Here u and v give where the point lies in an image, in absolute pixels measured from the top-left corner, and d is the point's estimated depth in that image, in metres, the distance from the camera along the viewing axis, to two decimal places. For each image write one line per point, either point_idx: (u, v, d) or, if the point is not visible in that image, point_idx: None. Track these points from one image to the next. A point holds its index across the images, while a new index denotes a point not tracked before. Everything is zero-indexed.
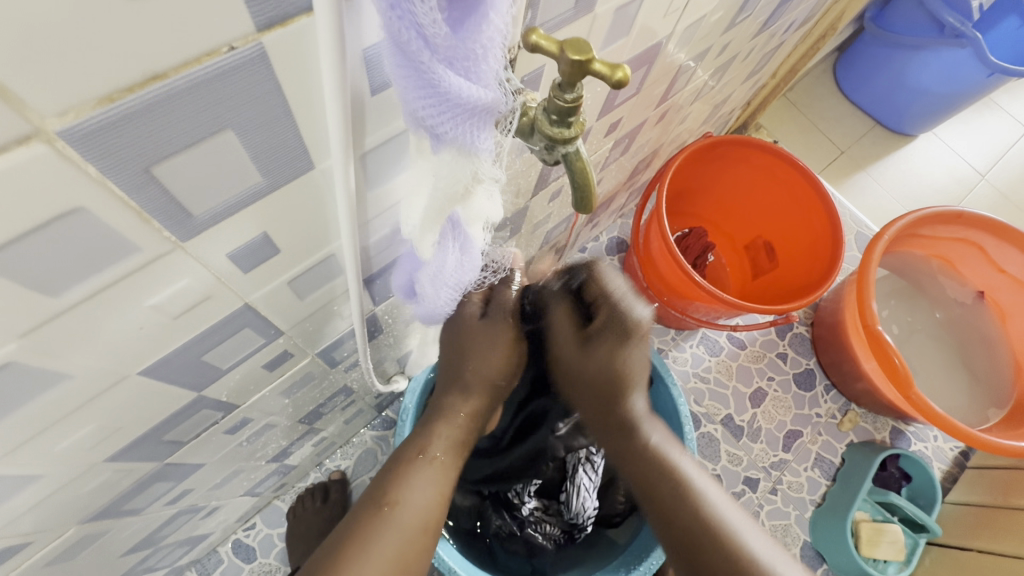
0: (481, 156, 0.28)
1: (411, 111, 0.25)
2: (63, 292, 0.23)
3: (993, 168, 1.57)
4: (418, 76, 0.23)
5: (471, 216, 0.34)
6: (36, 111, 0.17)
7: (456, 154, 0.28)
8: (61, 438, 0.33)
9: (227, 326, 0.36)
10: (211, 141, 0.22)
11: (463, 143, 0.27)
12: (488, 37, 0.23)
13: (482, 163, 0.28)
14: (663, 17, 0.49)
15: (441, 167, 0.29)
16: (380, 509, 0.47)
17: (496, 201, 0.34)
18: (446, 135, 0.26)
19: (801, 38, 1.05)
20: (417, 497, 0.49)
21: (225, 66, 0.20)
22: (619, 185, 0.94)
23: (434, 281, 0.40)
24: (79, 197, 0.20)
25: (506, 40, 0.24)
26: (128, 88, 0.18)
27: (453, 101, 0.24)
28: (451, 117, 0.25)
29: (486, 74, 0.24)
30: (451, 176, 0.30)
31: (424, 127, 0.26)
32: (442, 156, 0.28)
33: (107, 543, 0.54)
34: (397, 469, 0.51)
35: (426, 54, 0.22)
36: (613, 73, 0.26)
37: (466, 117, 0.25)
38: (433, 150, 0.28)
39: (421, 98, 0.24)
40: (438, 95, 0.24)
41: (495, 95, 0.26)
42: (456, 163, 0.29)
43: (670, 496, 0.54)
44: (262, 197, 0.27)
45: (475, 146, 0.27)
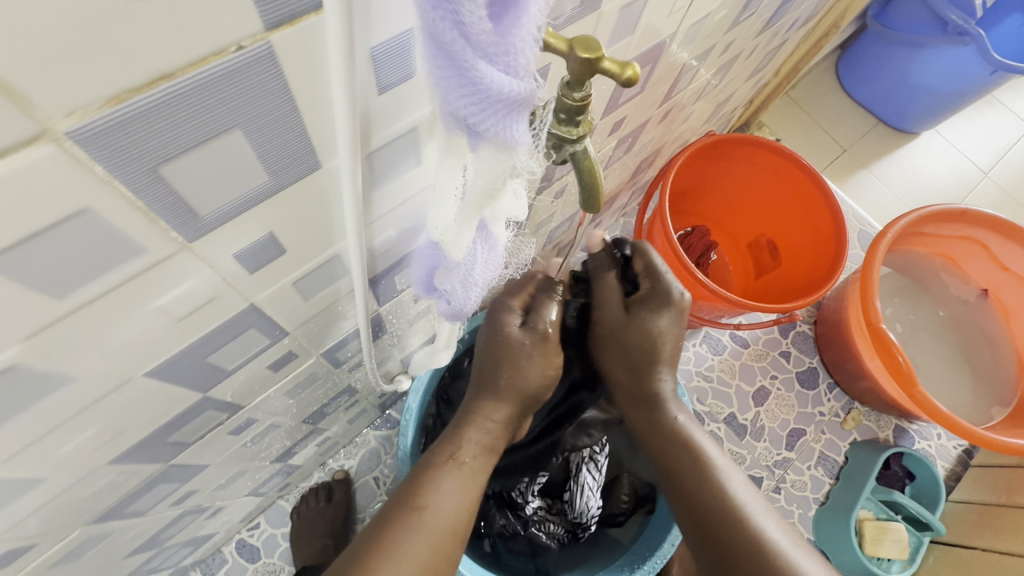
0: (519, 150, 0.26)
1: (450, 109, 0.25)
2: (70, 293, 0.23)
3: (996, 166, 1.56)
4: (457, 73, 0.23)
5: (497, 217, 0.34)
6: (42, 111, 0.17)
7: (495, 152, 0.27)
8: (67, 439, 0.33)
9: (232, 327, 0.35)
10: (218, 141, 0.22)
11: (502, 141, 0.26)
12: (530, 30, 0.23)
13: (520, 158, 0.27)
14: (667, 15, 0.49)
15: (479, 166, 0.28)
16: (410, 512, 0.47)
17: (521, 199, 0.34)
18: (485, 133, 0.26)
19: (804, 37, 1.05)
20: (447, 503, 0.49)
21: (233, 66, 0.20)
22: (622, 184, 0.94)
23: (460, 281, 0.40)
24: (85, 198, 0.20)
25: (545, 33, 0.24)
26: (135, 88, 0.18)
27: (494, 97, 0.24)
28: (492, 114, 0.25)
29: (528, 69, 0.24)
30: (490, 175, 0.28)
31: (462, 124, 0.26)
32: (481, 154, 0.27)
33: (112, 544, 0.54)
34: (426, 473, 0.50)
35: (467, 50, 0.22)
36: (623, 71, 0.25)
37: (507, 113, 0.25)
38: (471, 148, 0.28)
39: (461, 95, 0.24)
40: (478, 91, 0.24)
41: (536, 90, 0.25)
42: (495, 161, 0.27)
43: (694, 476, 0.54)
44: (268, 197, 0.27)
45: (513, 141, 0.26)
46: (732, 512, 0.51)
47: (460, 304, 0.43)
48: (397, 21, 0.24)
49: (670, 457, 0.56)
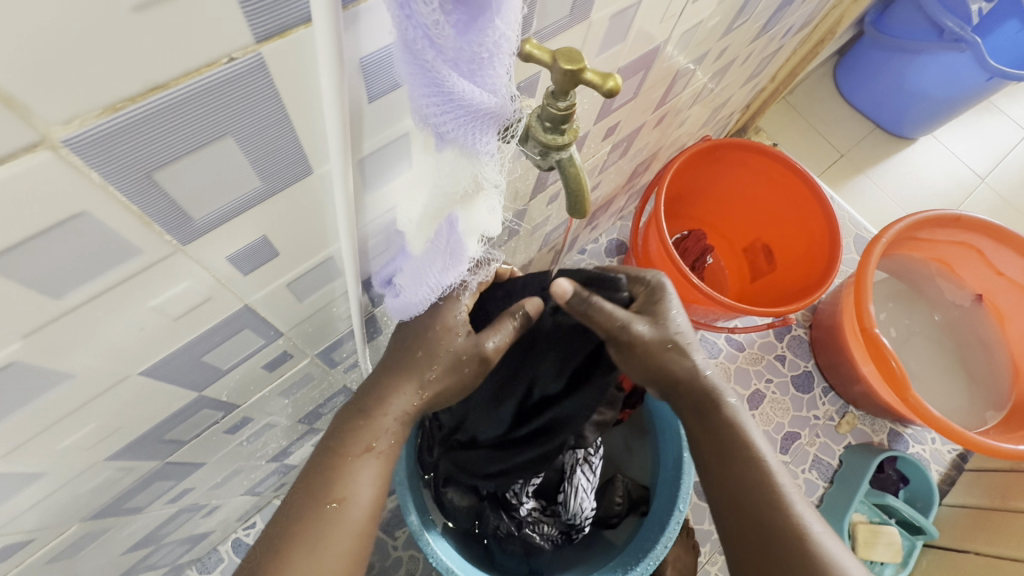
0: (484, 160, 0.28)
1: (417, 110, 0.26)
2: (66, 293, 0.24)
3: (993, 172, 1.57)
4: (423, 75, 0.24)
5: (467, 224, 0.35)
6: (41, 120, 0.17)
7: (458, 154, 0.28)
8: (63, 437, 0.34)
9: (227, 327, 0.36)
10: (211, 148, 0.23)
11: (464, 145, 0.27)
12: (498, 43, 0.24)
13: (483, 166, 0.29)
14: (659, 23, 0.49)
15: (443, 167, 0.30)
16: (324, 511, 0.43)
17: (496, 214, 0.35)
18: (448, 136, 0.27)
19: (800, 42, 1.05)
20: (366, 494, 0.45)
21: (225, 76, 0.20)
22: (618, 188, 0.94)
23: (415, 278, 0.40)
24: (83, 201, 0.21)
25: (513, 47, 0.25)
26: (130, 98, 0.19)
27: (459, 102, 0.25)
28: (454, 118, 0.26)
29: (492, 80, 0.25)
30: (451, 177, 0.30)
31: (428, 126, 0.27)
32: (446, 155, 0.29)
33: (108, 541, 0.55)
34: (337, 463, 0.45)
35: (432, 54, 0.23)
36: (604, 82, 0.26)
37: (470, 120, 0.26)
38: (436, 149, 0.29)
39: (425, 96, 0.25)
40: (443, 94, 0.25)
41: (498, 98, 0.26)
42: (459, 165, 0.29)
43: (726, 470, 0.50)
44: (261, 201, 0.28)
45: (476, 149, 0.28)
46: (781, 501, 0.47)
47: (409, 300, 0.43)
48: (386, 31, 0.25)
49: (713, 460, 0.51)
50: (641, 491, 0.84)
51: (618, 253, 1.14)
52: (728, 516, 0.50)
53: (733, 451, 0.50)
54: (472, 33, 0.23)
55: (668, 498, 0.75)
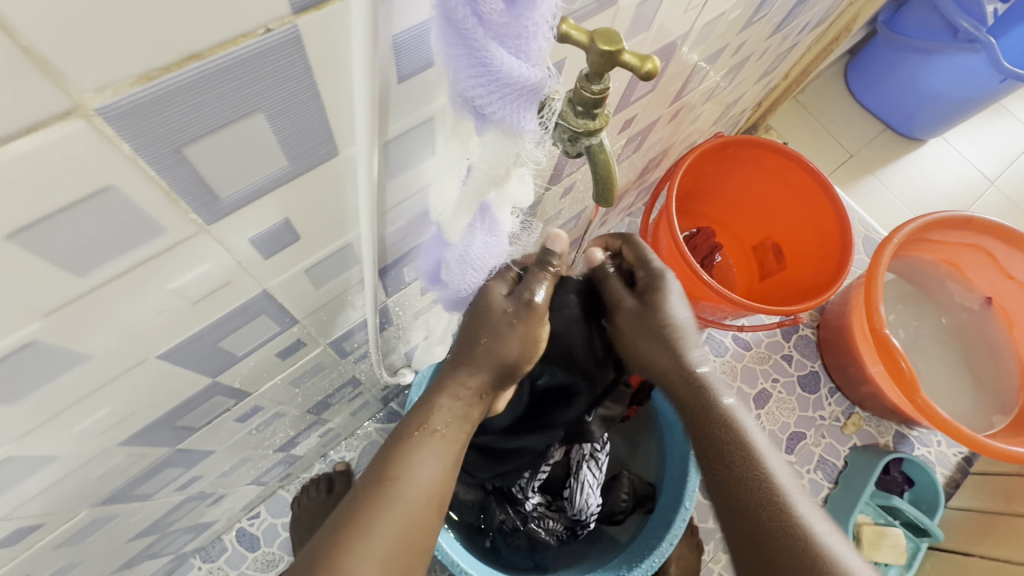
0: (524, 138, 0.27)
1: (459, 92, 0.25)
2: (91, 271, 0.23)
3: (1002, 175, 1.56)
4: (468, 54, 0.23)
5: (501, 201, 0.35)
6: (75, 86, 0.17)
7: (500, 136, 0.27)
8: (78, 420, 0.33)
9: (244, 313, 0.36)
10: (240, 124, 0.22)
11: (508, 125, 0.26)
12: (544, 15, 0.23)
13: (525, 144, 0.27)
14: (682, 14, 0.49)
15: (484, 150, 0.29)
16: (380, 487, 0.43)
17: (527, 184, 0.35)
18: (492, 116, 0.26)
19: (814, 40, 1.04)
20: (422, 475, 0.44)
21: (261, 48, 0.20)
22: (629, 183, 0.94)
23: (461, 261, 0.40)
24: (111, 175, 0.20)
25: (554, 19, 0.24)
26: (165, 67, 0.18)
27: (503, 80, 0.24)
28: (499, 98, 0.25)
29: (536, 54, 0.24)
30: (495, 159, 0.29)
31: (469, 108, 0.26)
32: (488, 139, 0.28)
33: (116, 528, 0.54)
34: (396, 444, 0.46)
35: (480, 31, 0.22)
36: (642, 64, 0.25)
37: (515, 98, 0.25)
38: (476, 132, 0.28)
39: (471, 77, 0.24)
40: (489, 74, 0.24)
41: (541, 75, 0.25)
42: (501, 146, 0.28)
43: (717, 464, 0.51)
44: (285, 183, 0.27)
45: (519, 126, 0.26)
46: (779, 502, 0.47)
47: (459, 285, 0.43)
48: (420, 8, 0.25)
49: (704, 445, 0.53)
50: (647, 488, 0.84)
51: None
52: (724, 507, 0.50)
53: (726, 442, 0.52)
54: (518, 7, 0.22)
55: (674, 495, 0.75)
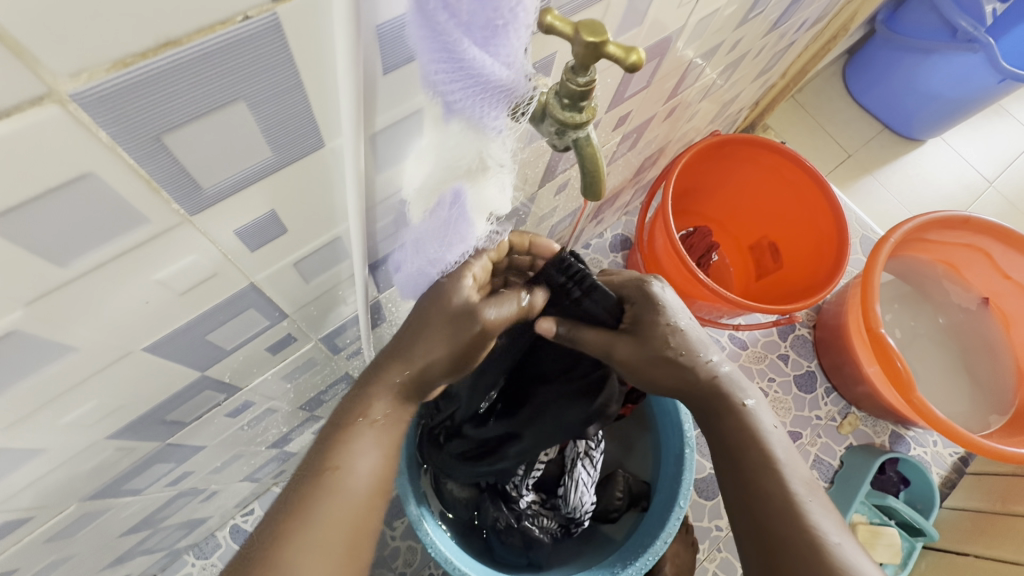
0: (491, 134, 0.29)
1: (426, 76, 0.25)
2: (71, 260, 0.23)
3: (1001, 176, 1.56)
4: (435, 39, 0.23)
5: (474, 199, 0.35)
6: (48, 71, 0.17)
7: (464, 127, 0.29)
8: (63, 413, 0.33)
9: (231, 306, 0.36)
10: (222, 113, 0.22)
11: (470, 116, 0.27)
12: (514, 12, 0.23)
13: (486, 139, 0.29)
14: (675, 9, 0.49)
15: (449, 137, 0.30)
16: (321, 480, 0.41)
17: (506, 192, 0.36)
18: (458, 106, 0.27)
19: (812, 38, 1.04)
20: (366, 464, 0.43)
21: (240, 35, 0.20)
22: (625, 181, 0.94)
23: (419, 250, 0.40)
24: (90, 162, 0.20)
25: (531, 13, 0.24)
26: (140, 54, 0.18)
27: (469, 71, 0.25)
28: (463, 87, 0.26)
29: (507, 49, 0.24)
30: (456, 150, 0.31)
31: (438, 93, 0.26)
32: (452, 128, 0.29)
33: (107, 523, 0.54)
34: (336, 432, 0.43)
35: (447, 19, 0.22)
36: (627, 56, 0.25)
37: (478, 90, 0.26)
38: (443, 120, 0.29)
39: (436, 63, 0.24)
40: (454, 62, 0.24)
41: (509, 71, 0.25)
42: (466, 140, 0.30)
43: (732, 463, 0.51)
44: (270, 174, 0.27)
45: (480, 119, 0.28)
46: (793, 505, 0.47)
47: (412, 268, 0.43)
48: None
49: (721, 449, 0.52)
50: (642, 486, 0.84)
51: (623, 249, 1.14)
52: (736, 509, 0.50)
53: (742, 441, 0.51)
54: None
55: (668, 496, 0.75)
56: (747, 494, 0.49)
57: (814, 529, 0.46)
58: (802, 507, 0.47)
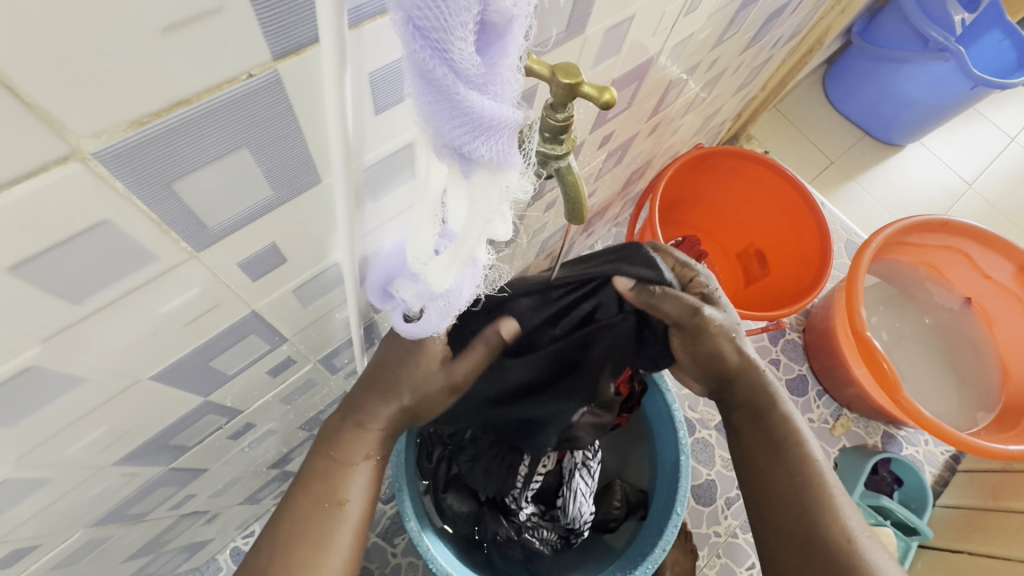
0: (513, 173, 0.27)
1: (443, 139, 0.25)
2: (86, 298, 0.25)
3: (980, 178, 1.60)
4: (445, 101, 0.23)
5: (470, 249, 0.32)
6: (72, 133, 0.18)
7: (488, 175, 0.27)
8: (71, 442, 0.34)
9: (233, 333, 0.37)
10: (228, 159, 0.24)
11: (495, 163, 0.26)
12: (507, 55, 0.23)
13: (511, 178, 0.27)
14: (652, 35, 0.51)
15: (474, 192, 0.28)
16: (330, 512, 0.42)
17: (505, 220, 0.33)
18: (479, 160, 0.26)
19: (789, 52, 1.08)
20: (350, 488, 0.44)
21: (244, 91, 0.22)
22: (612, 196, 0.96)
23: (441, 310, 0.40)
24: (107, 210, 0.22)
25: (518, 58, 0.24)
26: (155, 113, 0.20)
27: (483, 120, 0.24)
28: (483, 138, 0.25)
29: (504, 91, 0.24)
30: (486, 201, 0.28)
31: (455, 153, 0.26)
32: (475, 179, 0.27)
33: (110, 548, 0.55)
34: (326, 466, 0.44)
35: (452, 78, 0.22)
36: (601, 95, 0.27)
37: (497, 136, 0.25)
38: (465, 175, 0.27)
39: (451, 122, 0.24)
40: (468, 117, 0.24)
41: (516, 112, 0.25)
42: (490, 183, 0.27)
43: (767, 464, 0.50)
44: (270, 211, 0.29)
45: (504, 163, 0.26)
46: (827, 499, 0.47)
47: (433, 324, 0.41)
48: (393, 48, 0.27)
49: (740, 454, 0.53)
50: (639, 495, 0.85)
51: None
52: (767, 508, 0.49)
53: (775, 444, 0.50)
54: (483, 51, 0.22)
55: (665, 505, 0.76)
56: (756, 497, 0.51)
57: (846, 522, 0.46)
58: (838, 505, 0.47)
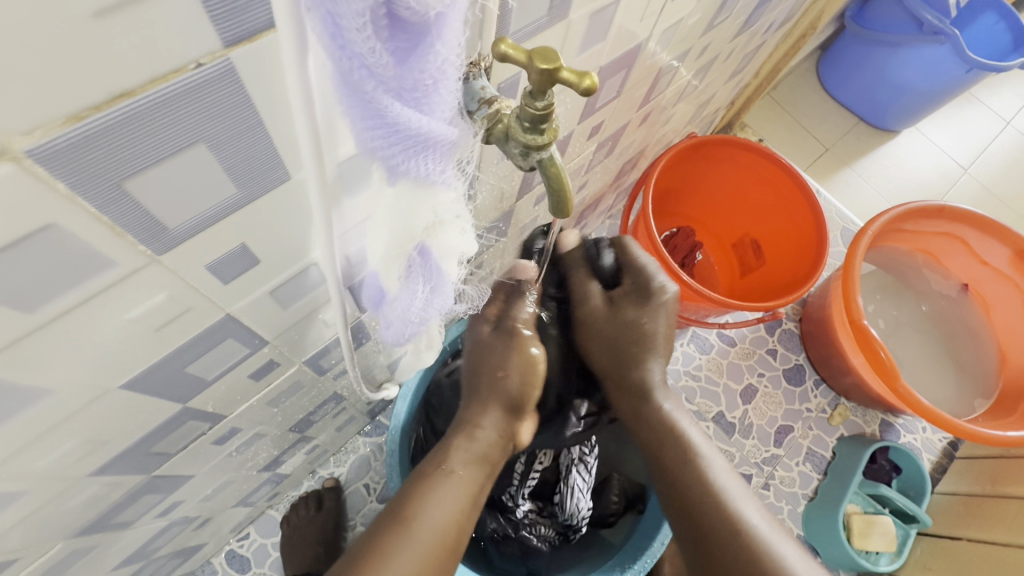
0: (438, 188, 0.29)
1: (363, 142, 0.25)
2: (40, 306, 0.23)
3: (976, 162, 1.59)
4: (367, 110, 0.23)
5: (439, 249, 0.34)
6: (2, 130, 0.17)
7: (411, 185, 0.28)
8: (43, 454, 0.33)
9: (209, 338, 0.36)
10: (184, 155, 0.22)
11: (416, 174, 0.27)
12: (438, 71, 0.24)
13: (437, 192, 0.29)
14: (640, 20, 0.49)
15: (399, 194, 0.29)
16: (399, 524, 0.47)
17: (467, 236, 0.35)
18: (401, 168, 0.27)
19: (782, 38, 1.06)
20: (435, 512, 0.49)
21: (194, 82, 0.20)
22: (605, 187, 0.94)
23: (402, 317, 0.38)
24: (52, 212, 0.20)
25: (453, 74, 0.25)
26: (95, 106, 0.18)
27: (407, 135, 0.25)
28: (403, 149, 0.26)
29: (434, 107, 0.25)
30: (411, 208, 0.30)
31: (376, 156, 0.26)
32: (400, 186, 0.28)
33: (98, 557, 0.54)
34: (418, 485, 0.51)
35: (375, 88, 0.22)
36: (581, 81, 0.26)
37: (418, 148, 0.26)
38: (388, 179, 0.28)
39: (372, 129, 0.24)
40: (389, 127, 0.24)
41: (443, 128, 0.26)
42: (414, 194, 0.29)
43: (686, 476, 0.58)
44: (236, 210, 0.27)
45: (428, 177, 0.28)
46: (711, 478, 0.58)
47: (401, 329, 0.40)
48: None
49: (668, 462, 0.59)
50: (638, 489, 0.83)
51: None
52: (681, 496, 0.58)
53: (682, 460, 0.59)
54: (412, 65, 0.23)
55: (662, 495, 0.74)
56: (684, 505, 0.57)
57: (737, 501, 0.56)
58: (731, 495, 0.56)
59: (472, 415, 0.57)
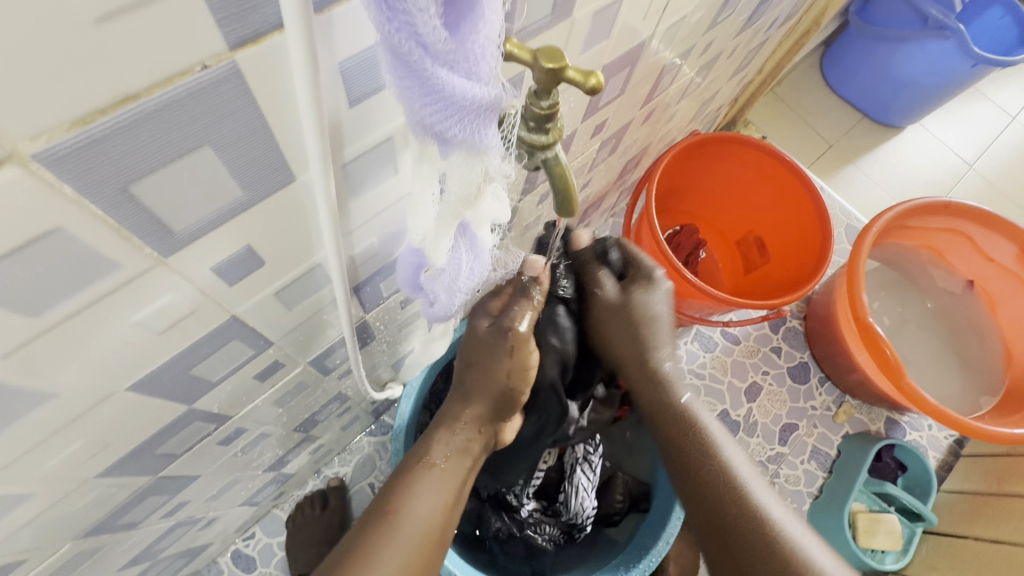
0: (493, 157, 0.27)
1: (417, 119, 0.24)
2: (46, 310, 0.23)
3: (981, 158, 1.58)
4: (419, 83, 0.23)
5: (480, 220, 0.34)
6: (8, 135, 0.17)
7: (466, 156, 0.26)
8: (50, 455, 0.33)
9: (215, 339, 0.36)
10: (189, 158, 0.22)
11: (471, 145, 0.25)
12: (488, 36, 0.22)
13: (492, 162, 0.27)
14: (643, 17, 0.49)
15: (452, 170, 0.28)
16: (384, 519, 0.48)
17: (502, 202, 0.33)
18: (455, 139, 0.25)
19: (785, 34, 1.05)
20: (421, 506, 0.50)
21: (200, 84, 0.20)
22: (608, 185, 0.94)
23: (447, 288, 0.39)
24: (57, 215, 0.20)
25: (500, 38, 0.24)
26: (100, 110, 0.18)
27: (460, 103, 0.23)
28: (458, 120, 0.24)
29: (485, 72, 0.24)
30: (462, 179, 0.28)
31: (432, 133, 0.25)
32: (453, 160, 0.27)
33: (105, 557, 0.54)
34: (401, 480, 0.52)
35: (426, 60, 0.22)
36: (587, 80, 0.26)
37: (473, 118, 0.24)
38: (442, 155, 0.27)
39: (426, 104, 0.23)
40: (443, 99, 0.23)
41: (495, 93, 0.24)
42: (467, 166, 0.27)
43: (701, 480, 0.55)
44: (241, 212, 0.27)
45: (483, 145, 0.26)
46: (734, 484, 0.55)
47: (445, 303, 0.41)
48: (364, 35, 0.25)
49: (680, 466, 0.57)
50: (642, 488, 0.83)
51: None
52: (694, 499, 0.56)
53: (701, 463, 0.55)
54: (460, 32, 0.22)
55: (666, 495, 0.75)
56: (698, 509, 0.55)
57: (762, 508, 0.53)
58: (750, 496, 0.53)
59: (455, 408, 0.58)
